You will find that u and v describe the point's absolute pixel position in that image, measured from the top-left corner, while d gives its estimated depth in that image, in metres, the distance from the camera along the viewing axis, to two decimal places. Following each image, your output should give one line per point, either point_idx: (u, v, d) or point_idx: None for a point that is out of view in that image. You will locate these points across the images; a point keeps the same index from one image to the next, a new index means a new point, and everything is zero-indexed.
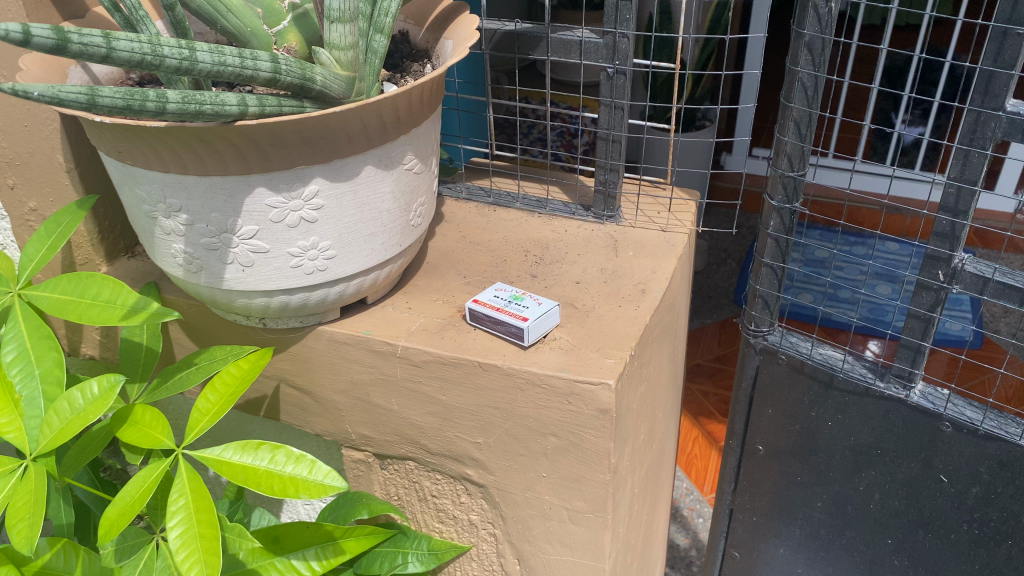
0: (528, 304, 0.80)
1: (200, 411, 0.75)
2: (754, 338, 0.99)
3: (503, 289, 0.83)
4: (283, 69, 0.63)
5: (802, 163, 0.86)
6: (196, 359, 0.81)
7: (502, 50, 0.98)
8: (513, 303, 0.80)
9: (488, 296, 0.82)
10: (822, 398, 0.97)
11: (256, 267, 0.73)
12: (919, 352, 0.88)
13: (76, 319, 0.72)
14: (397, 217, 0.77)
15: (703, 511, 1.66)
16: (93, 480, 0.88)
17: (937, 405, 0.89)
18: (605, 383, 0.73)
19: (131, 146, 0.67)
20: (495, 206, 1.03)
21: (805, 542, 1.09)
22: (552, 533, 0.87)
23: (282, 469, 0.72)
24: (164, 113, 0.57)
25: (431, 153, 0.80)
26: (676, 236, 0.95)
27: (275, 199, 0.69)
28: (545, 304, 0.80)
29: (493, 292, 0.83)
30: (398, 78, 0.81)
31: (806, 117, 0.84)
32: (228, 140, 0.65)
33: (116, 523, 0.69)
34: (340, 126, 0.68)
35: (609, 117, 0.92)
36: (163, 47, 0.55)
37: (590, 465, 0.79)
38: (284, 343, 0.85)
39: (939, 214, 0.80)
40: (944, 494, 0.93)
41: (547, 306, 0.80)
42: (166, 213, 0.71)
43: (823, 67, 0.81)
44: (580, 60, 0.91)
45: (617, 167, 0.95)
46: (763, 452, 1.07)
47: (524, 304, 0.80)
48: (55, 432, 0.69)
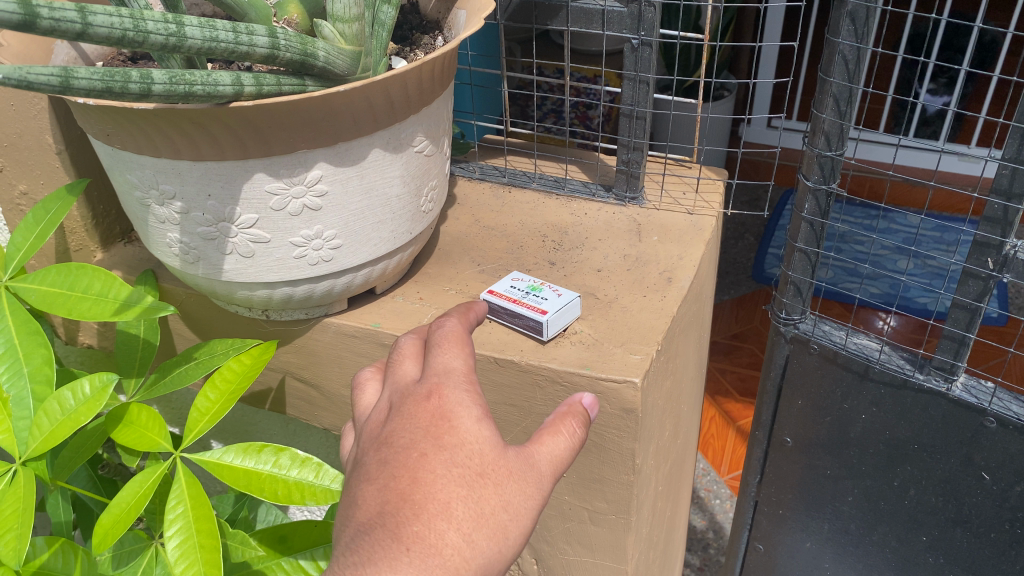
0: (544, 297, 0.74)
1: (200, 410, 0.71)
2: (784, 326, 0.94)
3: (519, 279, 0.78)
4: (281, 44, 0.57)
5: (840, 142, 0.80)
6: (194, 353, 0.76)
7: (516, 20, 0.92)
8: (530, 296, 0.75)
9: (503, 288, 0.77)
10: (856, 389, 0.92)
11: (256, 258, 0.68)
12: (962, 344, 0.82)
13: (66, 313, 0.68)
14: (408, 203, 0.72)
15: (721, 492, 1.61)
16: (90, 480, 0.83)
17: (981, 400, 0.83)
18: (630, 382, 0.68)
19: (120, 129, 0.62)
20: (510, 186, 0.98)
21: (833, 536, 1.05)
22: (572, 534, 0.82)
23: (287, 474, 0.68)
24: (150, 95, 0.52)
25: (443, 133, 0.75)
26: (703, 219, 0.90)
27: (276, 185, 0.64)
28: (566, 295, 0.75)
29: (508, 283, 0.77)
30: (408, 51, 0.76)
31: (846, 93, 0.78)
32: (224, 124, 0.60)
33: (111, 531, 0.65)
34: (345, 106, 0.62)
35: (632, 91, 0.86)
36: (147, 22, 0.49)
37: (613, 466, 0.75)
38: (288, 336, 0.80)
39: (991, 197, 0.75)
40: (985, 492, 0.88)
41: (568, 297, 0.75)
42: (159, 201, 0.66)
43: (866, 38, 0.75)
44: (602, 31, 0.84)
45: (642, 146, 0.89)
46: (791, 444, 1.02)
47: (542, 295, 0.75)
48: (45, 434, 0.65)
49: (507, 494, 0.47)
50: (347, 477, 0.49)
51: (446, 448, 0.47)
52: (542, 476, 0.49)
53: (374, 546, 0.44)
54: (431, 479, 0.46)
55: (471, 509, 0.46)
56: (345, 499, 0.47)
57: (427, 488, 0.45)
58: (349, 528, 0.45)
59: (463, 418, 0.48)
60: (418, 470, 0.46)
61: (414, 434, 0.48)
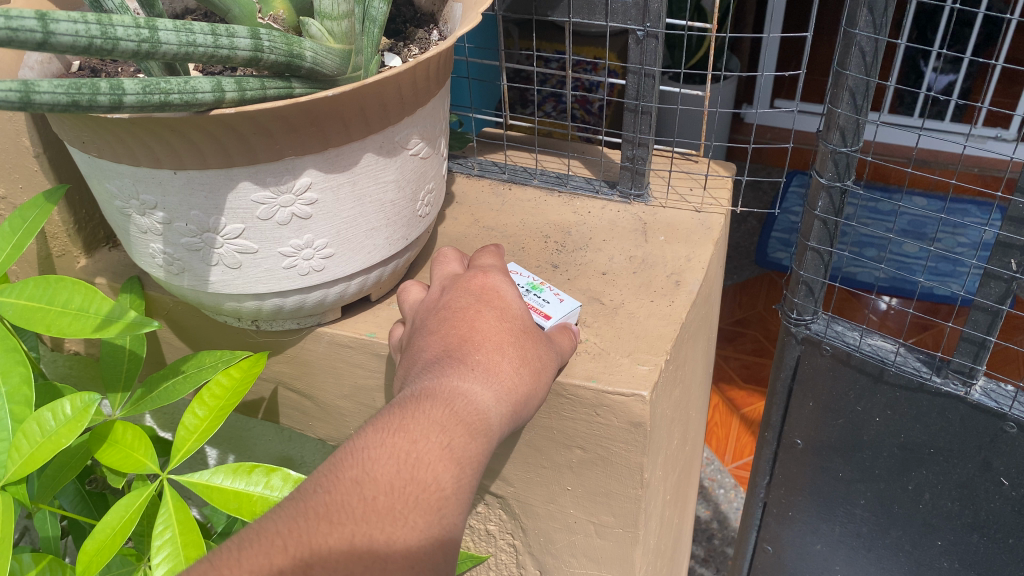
0: (545, 299, 0.69)
1: (189, 428, 0.68)
2: (795, 327, 0.90)
3: (518, 275, 0.72)
4: (265, 46, 0.54)
5: (856, 138, 0.77)
6: (182, 366, 0.72)
7: (515, 11, 0.88)
8: (532, 295, 0.69)
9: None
10: (870, 392, 0.89)
11: (244, 269, 0.65)
12: (982, 347, 0.79)
13: (44, 330, 0.64)
14: (403, 208, 0.68)
15: (725, 481, 1.56)
16: (78, 494, 0.80)
17: (1001, 405, 0.80)
18: (638, 396, 0.65)
19: (96, 137, 0.58)
20: (510, 183, 0.94)
21: (844, 539, 1.02)
22: (577, 547, 0.80)
23: (279, 496, 0.65)
24: (121, 107, 0.49)
25: (439, 134, 0.71)
26: (711, 217, 0.86)
27: (262, 194, 0.61)
28: (567, 299, 0.70)
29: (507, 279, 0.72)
30: (401, 46, 0.72)
31: (863, 86, 0.74)
32: (205, 131, 0.56)
33: (95, 558, 0.61)
34: (333, 111, 0.58)
35: (637, 85, 0.82)
36: (115, 27, 0.46)
37: (621, 480, 0.72)
38: (280, 346, 0.77)
39: (1016, 197, 0.71)
40: (1004, 498, 0.85)
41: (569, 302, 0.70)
42: (140, 211, 0.63)
43: (885, 29, 0.71)
44: (606, 22, 0.80)
45: (647, 141, 0.85)
46: (802, 446, 0.99)
47: (542, 296, 0.70)
48: (25, 458, 0.62)
49: (539, 355, 0.59)
50: (411, 340, 0.61)
51: (496, 307, 0.60)
52: (558, 354, 0.63)
53: (442, 366, 0.54)
54: (486, 323, 0.58)
55: (515, 353, 0.57)
56: (413, 350, 0.58)
57: (481, 332, 0.57)
58: (419, 364, 0.56)
59: (508, 295, 0.62)
60: (473, 320, 0.58)
61: (468, 299, 0.61)
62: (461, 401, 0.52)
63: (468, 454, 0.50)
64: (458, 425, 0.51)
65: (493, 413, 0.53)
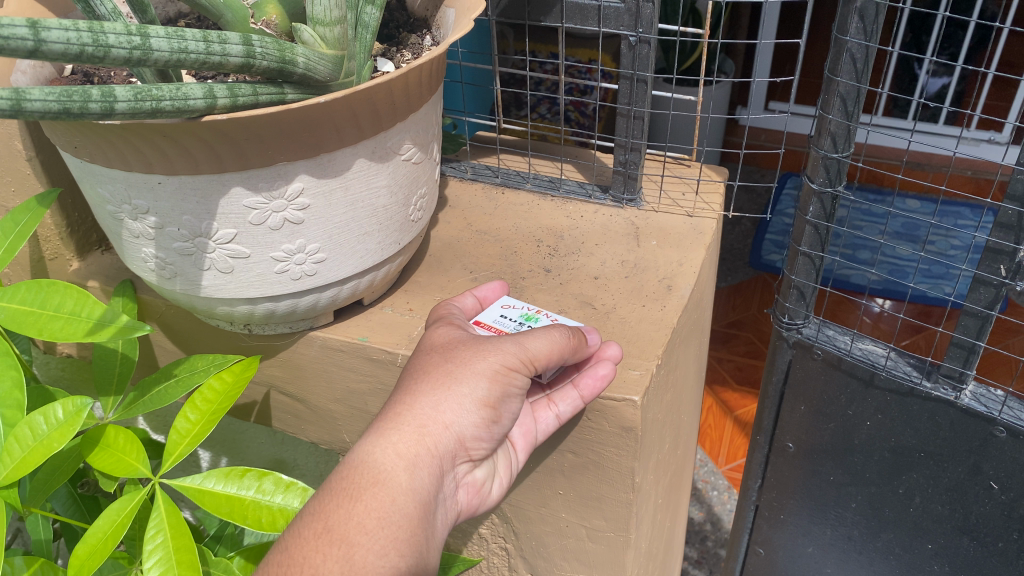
0: (541, 324, 0.68)
1: (181, 433, 0.68)
2: (787, 331, 0.91)
3: (509, 306, 0.71)
4: (257, 52, 0.54)
5: (847, 144, 0.77)
6: (175, 370, 0.72)
7: (509, 16, 0.88)
8: (528, 324, 0.68)
9: (492, 317, 0.70)
10: (861, 396, 0.90)
11: (236, 273, 0.65)
12: (972, 352, 0.80)
13: (36, 334, 0.64)
14: (395, 213, 0.69)
15: (718, 483, 1.56)
16: (70, 498, 0.80)
17: (991, 409, 0.81)
18: (630, 401, 0.66)
19: (88, 142, 0.59)
20: (503, 187, 0.95)
21: (836, 542, 1.03)
22: (569, 551, 0.80)
23: (271, 500, 0.65)
24: (113, 114, 0.49)
25: (432, 139, 0.71)
26: (704, 222, 0.87)
27: (254, 199, 0.61)
28: (566, 322, 0.69)
29: (498, 313, 0.71)
30: (394, 52, 0.72)
31: (854, 92, 0.74)
32: (197, 137, 0.56)
33: (86, 562, 0.61)
34: (325, 117, 0.59)
35: (630, 90, 0.83)
36: (107, 35, 0.46)
37: (612, 484, 0.72)
38: (272, 350, 0.77)
39: (1006, 203, 0.72)
40: (994, 501, 0.85)
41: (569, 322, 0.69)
42: (132, 215, 0.63)
43: (875, 36, 0.71)
44: (598, 28, 0.81)
45: (640, 146, 0.85)
46: (794, 450, 0.99)
47: (539, 322, 0.68)
48: (16, 462, 0.62)
49: (452, 372, 0.60)
50: None
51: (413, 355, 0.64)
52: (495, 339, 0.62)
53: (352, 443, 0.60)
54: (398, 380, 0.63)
55: (415, 395, 0.59)
56: None
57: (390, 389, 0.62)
58: None
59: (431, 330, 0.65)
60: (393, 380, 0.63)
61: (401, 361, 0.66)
62: (342, 469, 0.57)
63: (353, 517, 0.54)
64: (341, 493, 0.55)
65: (389, 462, 0.56)
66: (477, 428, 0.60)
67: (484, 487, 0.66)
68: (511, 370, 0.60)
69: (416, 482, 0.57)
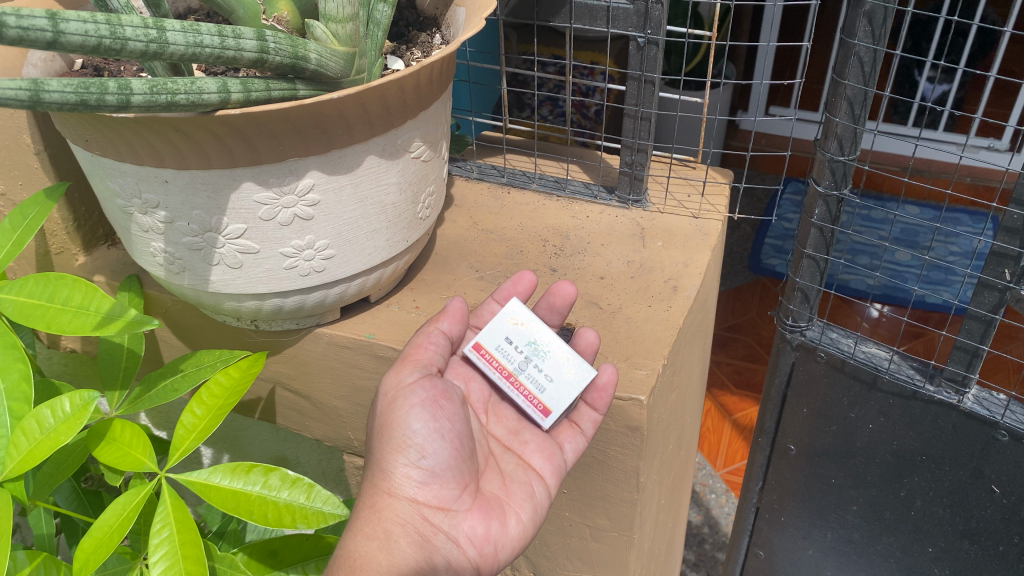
0: (547, 377, 0.68)
1: (187, 427, 0.67)
2: (791, 333, 0.91)
3: (518, 323, 0.70)
4: (270, 47, 0.54)
5: (853, 147, 0.77)
6: (181, 365, 0.72)
7: (518, 16, 0.88)
8: (533, 372, 0.69)
9: (494, 343, 0.70)
10: (863, 399, 0.90)
11: (245, 269, 0.65)
12: (975, 356, 0.80)
13: (44, 327, 0.64)
14: (404, 210, 0.69)
15: (716, 486, 1.56)
16: (73, 492, 0.80)
17: (993, 413, 0.81)
18: (636, 400, 0.66)
19: (99, 135, 0.59)
20: (509, 187, 0.95)
21: (836, 545, 1.03)
22: (572, 550, 0.80)
23: (277, 495, 0.65)
24: (128, 106, 0.49)
25: (441, 137, 0.71)
26: (709, 223, 0.87)
27: (265, 195, 0.61)
28: (575, 374, 0.67)
29: (503, 335, 0.70)
30: (404, 50, 0.72)
31: (861, 96, 0.74)
32: (210, 132, 0.57)
33: (92, 555, 0.61)
34: (337, 113, 0.59)
35: (637, 91, 0.83)
36: (125, 28, 0.46)
37: (616, 483, 0.73)
38: (279, 346, 0.78)
39: (1011, 207, 0.72)
40: (995, 505, 0.85)
41: (578, 374, 0.67)
42: (142, 210, 0.63)
43: (884, 39, 0.72)
44: (607, 29, 0.81)
45: (646, 147, 0.86)
46: (795, 452, 1.00)
47: (545, 370, 0.69)
48: (23, 454, 0.62)
49: (381, 441, 0.63)
50: None
51: None
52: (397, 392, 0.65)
53: None
54: None
55: (367, 486, 0.62)
56: None
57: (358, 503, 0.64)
58: None
59: None
60: None
61: None
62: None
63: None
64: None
65: (360, 549, 0.58)
66: (420, 477, 0.62)
67: (495, 532, 0.64)
68: (406, 394, 0.63)
69: (393, 556, 0.58)
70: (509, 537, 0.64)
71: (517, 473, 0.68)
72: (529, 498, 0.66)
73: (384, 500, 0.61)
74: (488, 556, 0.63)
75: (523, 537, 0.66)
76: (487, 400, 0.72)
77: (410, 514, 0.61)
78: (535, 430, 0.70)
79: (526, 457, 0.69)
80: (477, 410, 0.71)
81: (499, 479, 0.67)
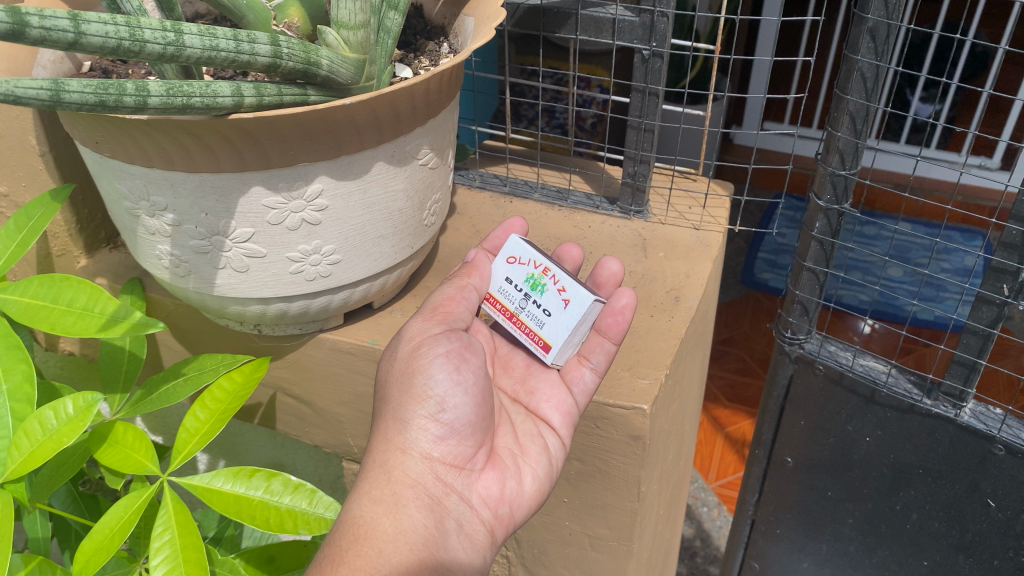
0: (545, 313, 0.67)
1: (189, 431, 0.67)
2: (789, 346, 0.92)
3: (517, 260, 0.68)
4: (285, 52, 0.54)
5: (855, 162, 0.78)
6: (184, 368, 0.71)
7: (524, 26, 0.89)
8: (535, 306, 0.67)
9: (497, 284, 0.69)
10: (861, 412, 0.90)
11: (251, 273, 0.65)
12: (973, 370, 0.80)
13: (49, 328, 0.64)
14: (410, 217, 0.69)
15: (708, 499, 1.56)
16: (70, 496, 0.79)
17: (990, 427, 0.81)
18: (639, 409, 0.67)
19: (110, 137, 0.59)
20: (511, 196, 0.95)
21: (831, 557, 1.03)
22: (571, 559, 0.80)
23: (279, 501, 0.65)
24: (145, 109, 0.49)
25: (448, 145, 0.72)
26: (710, 235, 0.88)
27: (274, 199, 0.61)
28: (573, 306, 0.65)
29: (503, 275, 0.69)
30: (411, 58, 0.73)
31: (863, 111, 0.75)
32: (222, 137, 0.57)
33: (92, 558, 0.61)
34: (347, 119, 0.59)
35: (641, 103, 0.83)
36: (144, 30, 0.46)
37: (617, 493, 0.73)
38: (281, 351, 0.78)
39: (1010, 224, 0.73)
40: (990, 519, 0.86)
41: (578, 303, 0.65)
42: (150, 212, 0.63)
43: (886, 56, 0.72)
44: (612, 41, 0.82)
45: (649, 159, 0.86)
46: (792, 464, 1.00)
47: (543, 303, 0.67)
48: (25, 456, 0.61)
49: (400, 394, 0.61)
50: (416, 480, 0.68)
51: None
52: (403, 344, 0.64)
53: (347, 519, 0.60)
54: None
55: (375, 441, 0.61)
56: None
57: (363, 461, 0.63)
58: None
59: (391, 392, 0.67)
60: None
61: None
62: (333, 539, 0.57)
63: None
64: (326, 561, 0.54)
65: (366, 514, 0.56)
66: (439, 433, 0.60)
67: (509, 492, 0.64)
68: (431, 344, 0.62)
69: (401, 523, 0.56)
70: (524, 497, 0.64)
71: (528, 428, 0.68)
72: (544, 455, 0.67)
73: (395, 458, 0.59)
74: (501, 517, 0.63)
75: (536, 497, 0.66)
76: (494, 350, 0.73)
77: (423, 474, 0.60)
78: (545, 378, 0.70)
79: (538, 407, 0.69)
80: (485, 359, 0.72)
81: (512, 436, 0.67)
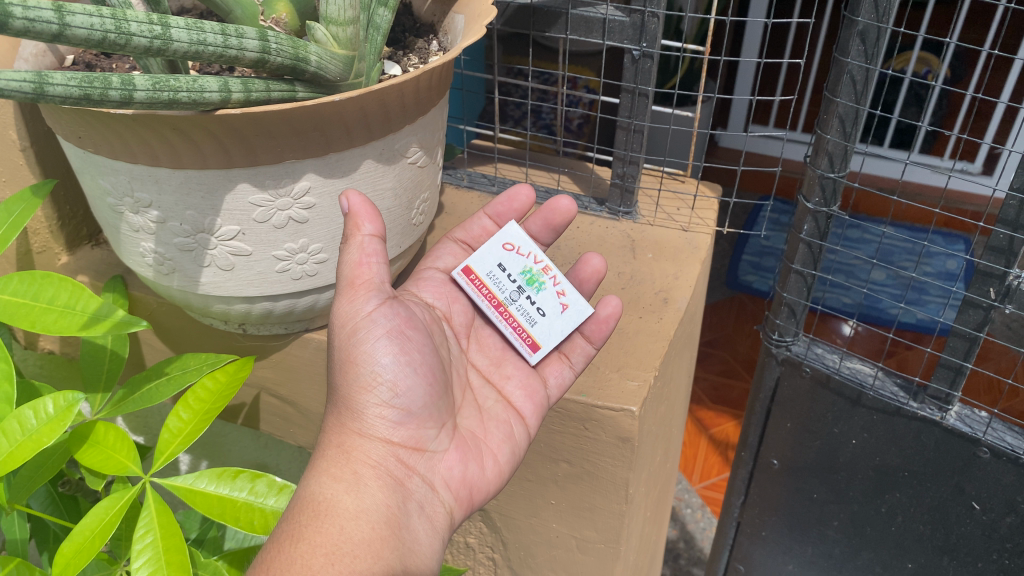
0: (538, 311, 0.68)
1: (172, 431, 0.66)
2: (776, 348, 0.92)
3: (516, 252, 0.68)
4: (273, 48, 0.53)
5: (844, 164, 0.78)
6: (166, 368, 0.70)
7: (514, 25, 0.88)
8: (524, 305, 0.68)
9: (485, 269, 0.68)
10: (847, 415, 0.91)
11: (236, 271, 0.64)
12: (959, 373, 0.81)
13: (29, 326, 0.62)
14: (398, 216, 0.68)
15: (691, 502, 1.55)
16: (47, 497, 0.77)
17: (975, 430, 0.81)
18: (627, 410, 0.66)
19: (93, 131, 0.58)
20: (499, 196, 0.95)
21: (816, 560, 1.03)
22: (558, 562, 0.80)
23: (264, 503, 0.64)
24: (130, 103, 0.48)
25: (437, 144, 0.71)
26: (698, 237, 0.88)
27: (261, 197, 0.60)
28: (571, 311, 0.68)
29: (496, 261, 0.68)
30: (401, 55, 0.72)
31: (852, 114, 0.75)
32: (208, 133, 0.56)
33: (72, 561, 0.59)
34: (336, 116, 0.58)
35: (631, 103, 0.83)
36: (129, 23, 0.46)
37: (606, 495, 0.73)
38: (267, 350, 0.77)
39: (997, 227, 0.73)
40: (975, 522, 0.86)
41: (574, 311, 0.68)
42: (134, 209, 0.62)
43: (877, 59, 0.72)
44: (602, 41, 0.81)
45: (638, 160, 0.86)
46: (778, 466, 1.00)
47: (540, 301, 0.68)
48: (3, 457, 0.60)
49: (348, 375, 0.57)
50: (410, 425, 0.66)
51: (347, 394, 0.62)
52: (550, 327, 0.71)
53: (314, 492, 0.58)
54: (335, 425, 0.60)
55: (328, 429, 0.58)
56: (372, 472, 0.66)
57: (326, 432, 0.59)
58: None
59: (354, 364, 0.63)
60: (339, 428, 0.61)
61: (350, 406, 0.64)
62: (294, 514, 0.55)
63: (305, 552, 0.50)
64: (283, 537, 0.52)
65: (326, 492, 0.54)
66: (398, 418, 0.58)
67: (473, 474, 0.61)
68: (370, 325, 0.57)
69: (361, 501, 0.54)
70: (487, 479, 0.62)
71: (496, 411, 0.65)
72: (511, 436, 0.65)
73: (353, 440, 0.57)
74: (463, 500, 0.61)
75: (501, 476, 0.64)
76: (470, 323, 0.69)
77: (381, 455, 0.57)
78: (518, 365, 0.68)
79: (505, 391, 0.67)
80: (460, 332, 0.68)
81: (477, 416, 0.64)
